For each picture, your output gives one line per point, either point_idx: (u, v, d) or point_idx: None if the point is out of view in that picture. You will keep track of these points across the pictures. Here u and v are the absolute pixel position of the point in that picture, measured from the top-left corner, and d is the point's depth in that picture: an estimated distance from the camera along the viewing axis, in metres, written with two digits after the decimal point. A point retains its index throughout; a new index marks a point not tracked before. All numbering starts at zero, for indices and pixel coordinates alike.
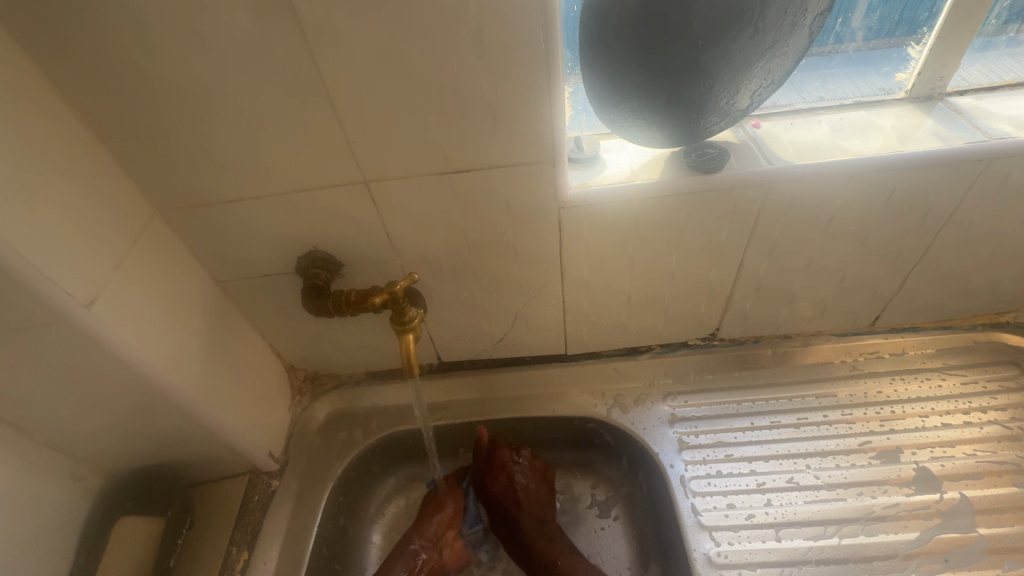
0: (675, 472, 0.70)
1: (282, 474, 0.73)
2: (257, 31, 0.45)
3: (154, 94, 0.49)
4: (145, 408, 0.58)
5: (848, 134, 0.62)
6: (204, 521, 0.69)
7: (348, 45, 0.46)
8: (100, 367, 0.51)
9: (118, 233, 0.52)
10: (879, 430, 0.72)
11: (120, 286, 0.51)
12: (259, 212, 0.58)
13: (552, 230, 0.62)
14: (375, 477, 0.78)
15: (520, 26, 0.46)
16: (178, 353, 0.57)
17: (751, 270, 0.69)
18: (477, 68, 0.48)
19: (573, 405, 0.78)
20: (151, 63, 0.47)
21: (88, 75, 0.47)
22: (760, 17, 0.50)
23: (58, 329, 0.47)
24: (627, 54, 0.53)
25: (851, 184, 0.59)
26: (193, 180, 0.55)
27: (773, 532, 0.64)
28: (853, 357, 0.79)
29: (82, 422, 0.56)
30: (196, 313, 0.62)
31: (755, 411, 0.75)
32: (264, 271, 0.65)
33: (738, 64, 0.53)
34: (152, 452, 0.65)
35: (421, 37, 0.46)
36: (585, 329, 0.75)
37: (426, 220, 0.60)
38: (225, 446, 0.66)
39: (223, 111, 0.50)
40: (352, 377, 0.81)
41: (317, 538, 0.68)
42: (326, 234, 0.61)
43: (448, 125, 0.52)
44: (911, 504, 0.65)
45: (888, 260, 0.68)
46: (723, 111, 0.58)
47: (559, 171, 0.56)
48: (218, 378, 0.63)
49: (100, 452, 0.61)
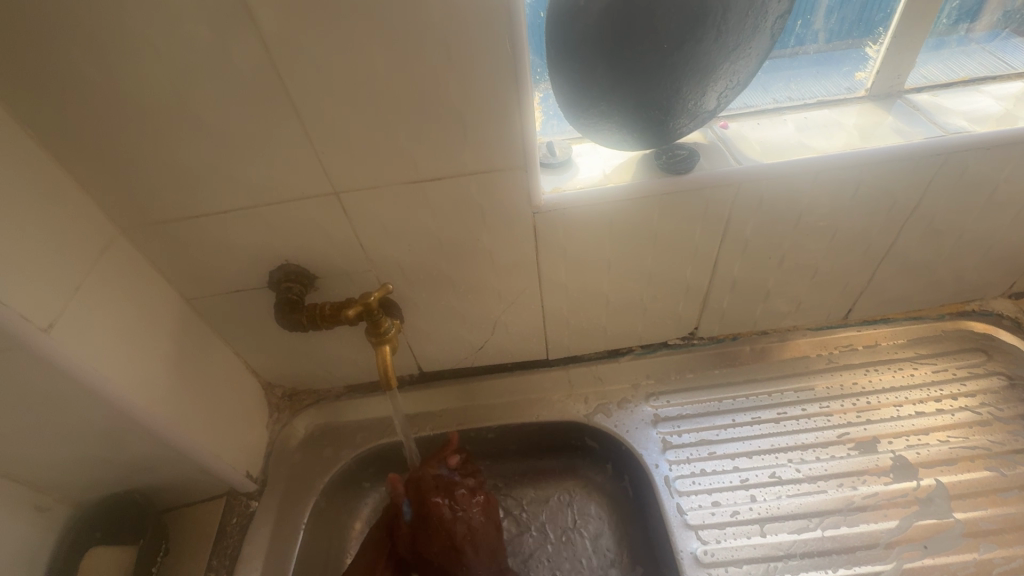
0: (660, 472, 0.70)
1: (261, 495, 0.71)
2: (217, 42, 0.44)
3: (113, 110, 0.47)
4: (113, 433, 0.56)
5: (813, 132, 0.63)
6: (180, 547, 0.67)
7: (312, 54, 0.46)
8: (63, 393, 0.49)
9: (79, 254, 0.51)
10: (856, 421, 0.73)
11: (82, 308, 0.49)
12: (227, 227, 0.57)
13: (528, 235, 0.62)
14: (358, 493, 0.77)
15: (486, 34, 0.46)
16: (146, 375, 0.55)
17: (726, 269, 0.70)
18: (444, 76, 0.48)
19: (555, 409, 0.78)
20: (108, 78, 0.45)
21: (41, 92, 0.46)
22: (722, 19, 0.51)
23: (15, 355, 0.45)
24: (595, 58, 0.53)
25: (817, 183, 0.61)
26: (157, 197, 0.54)
27: (759, 527, 0.65)
28: (828, 350, 0.80)
29: (45, 451, 0.54)
30: (165, 333, 0.60)
31: (736, 408, 0.76)
32: (236, 287, 0.63)
33: (704, 66, 0.54)
34: (123, 479, 0.63)
35: (386, 46, 0.46)
36: (565, 333, 0.76)
37: (400, 230, 0.59)
38: (199, 468, 0.64)
39: (186, 127, 0.49)
40: (331, 392, 0.80)
41: (298, 562, 0.66)
42: (299, 248, 0.60)
43: (418, 134, 0.52)
44: (889, 493, 0.66)
45: (857, 254, 0.70)
46: (691, 113, 0.59)
47: (532, 175, 0.56)
48: (190, 399, 0.61)
49: (66, 481, 0.59)
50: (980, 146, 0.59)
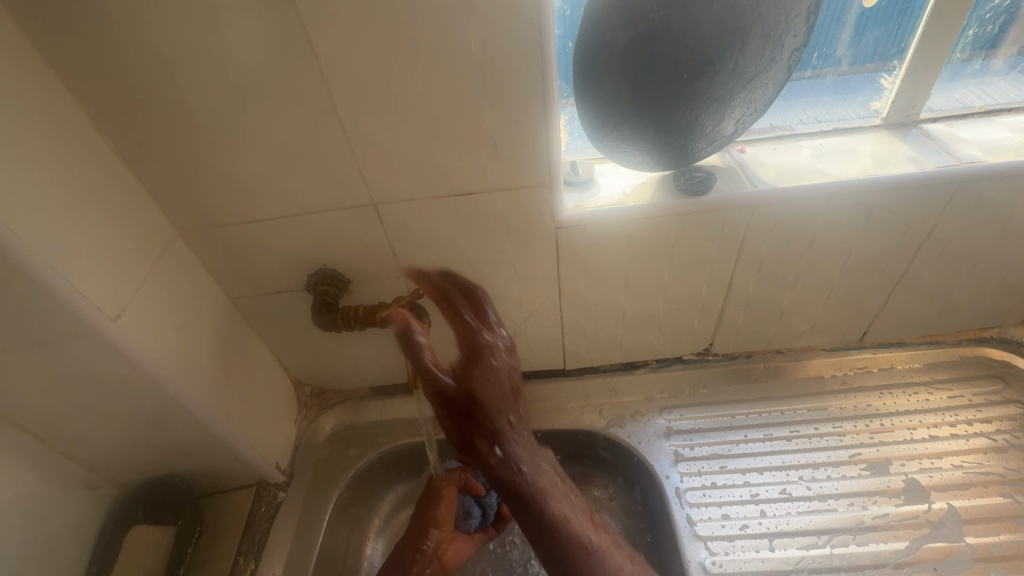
0: (671, 483, 0.72)
1: (288, 485, 0.75)
2: (278, 67, 0.49)
3: (181, 126, 0.53)
4: (161, 418, 0.60)
5: (827, 158, 0.66)
6: (212, 531, 0.71)
7: (360, 79, 0.50)
8: (122, 378, 0.54)
9: (144, 253, 0.56)
10: (869, 442, 0.74)
11: (144, 302, 0.54)
12: (273, 232, 0.62)
13: (550, 249, 0.65)
14: (378, 492, 0.80)
15: (520, 63, 0.50)
16: (194, 365, 0.60)
17: (740, 287, 0.72)
18: (479, 99, 0.52)
19: (570, 418, 0.80)
20: (180, 97, 0.51)
21: (120, 108, 0.51)
22: (740, 52, 0.54)
23: (87, 341, 0.50)
24: (619, 86, 0.57)
25: (831, 207, 0.63)
26: (212, 204, 0.59)
27: (768, 541, 0.66)
28: (843, 371, 0.81)
29: (99, 431, 0.59)
30: (211, 328, 0.65)
31: (749, 424, 0.77)
32: (276, 288, 0.68)
33: (722, 94, 0.57)
34: (164, 463, 0.67)
35: (428, 73, 0.50)
36: (583, 343, 0.79)
37: (430, 240, 0.64)
38: (234, 456, 0.69)
39: (244, 141, 0.54)
40: (356, 392, 0.85)
41: (320, 551, 0.70)
42: (336, 254, 0.65)
43: (452, 152, 0.56)
44: (901, 514, 0.67)
45: (871, 277, 0.71)
46: (710, 137, 0.62)
47: (556, 193, 0.60)
48: (230, 390, 0.66)
49: (114, 462, 0.64)
50: (993, 176, 0.61)
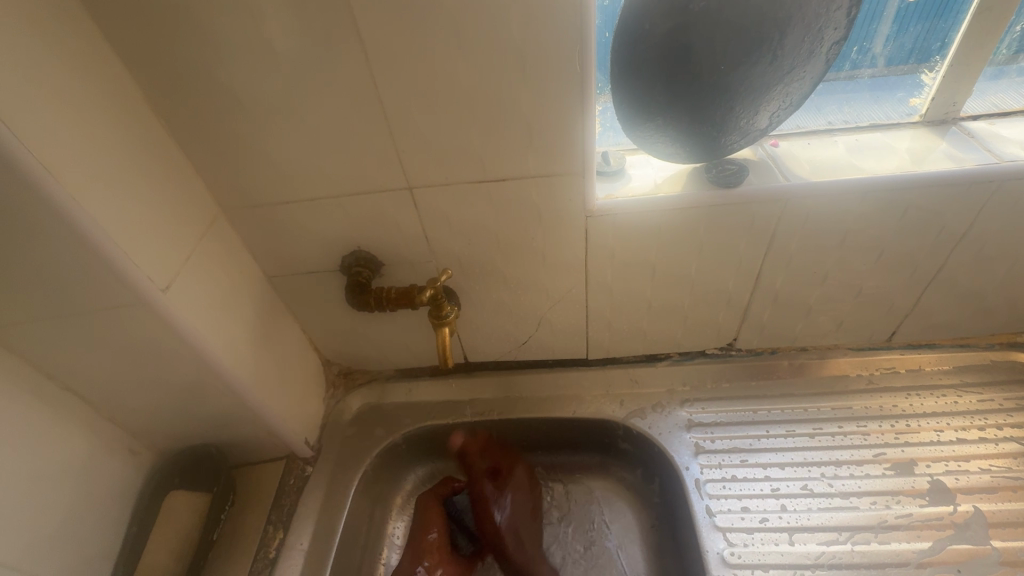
0: (691, 474, 0.73)
1: (316, 460, 0.77)
2: (325, 50, 0.50)
3: (229, 106, 0.55)
4: (200, 388, 0.63)
5: (863, 153, 0.65)
6: (243, 500, 0.73)
7: (403, 65, 0.51)
8: (167, 347, 0.56)
9: (190, 228, 0.58)
10: (894, 442, 0.73)
11: (190, 275, 0.57)
12: (311, 213, 0.64)
13: (580, 237, 0.66)
14: (401, 471, 0.83)
15: (559, 51, 0.50)
16: (232, 339, 0.62)
17: (768, 282, 0.72)
18: (517, 86, 0.53)
19: (591, 407, 0.81)
20: (229, 78, 0.52)
21: (172, 87, 0.53)
22: (779, 44, 0.54)
23: (137, 310, 0.52)
24: (655, 76, 0.57)
25: (865, 203, 0.62)
26: (255, 184, 0.61)
27: (787, 535, 0.66)
28: (869, 370, 0.80)
29: (143, 398, 0.62)
30: (249, 304, 0.67)
31: (771, 420, 0.77)
32: (312, 269, 0.70)
33: (759, 87, 0.58)
34: (200, 433, 0.70)
35: (470, 59, 0.51)
36: (607, 333, 0.80)
37: (462, 225, 0.65)
38: (266, 429, 0.71)
39: (288, 123, 0.56)
40: (382, 373, 0.87)
41: (345, 524, 0.72)
42: (371, 237, 0.66)
43: (488, 138, 0.57)
44: (925, 515, 0.66)
45: (903, 276, 0.71)
46: (744, 131, 0.62)
47: (588, 182, 0.60)
48: (264, 365, 0.68)
49: (155, 429, 0.66)
50: None
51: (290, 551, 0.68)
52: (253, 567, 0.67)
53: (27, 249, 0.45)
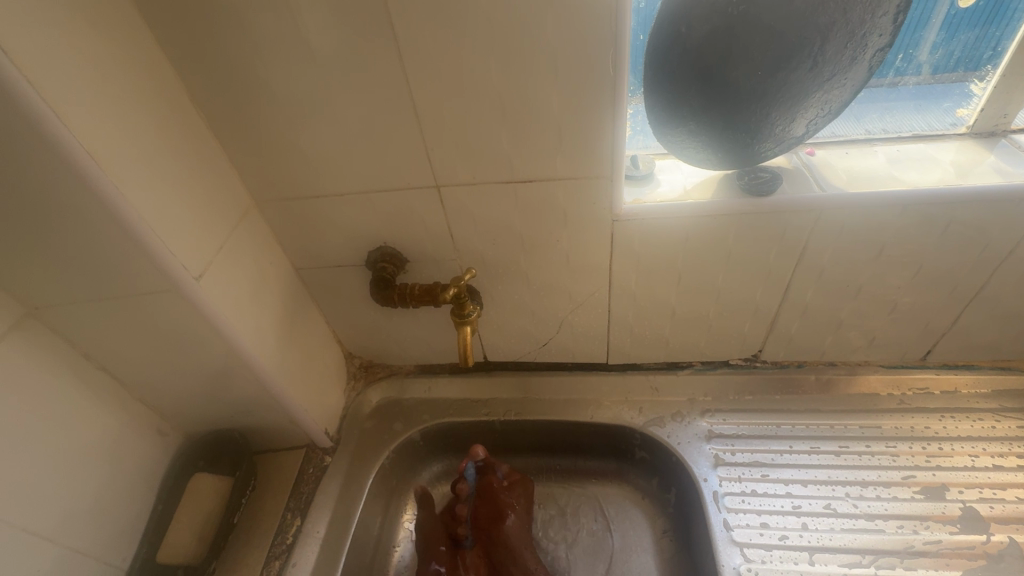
0: (709, 486, 0.71)
1: (335, 451, 0.79)
2: (361, 48, 0.51)
3: (265, 101, 0.56)
4: (227, 375, 0.64)
5: (904, 165, 0.63)
6: (263, 486, 0.75)
7: (436, 64, 0.52)
8: (198, 333, 0.58)
9: (224, 219, 0.60)
10: (925, 465, 0.70)
11: (222, 264, 0.58)
12: (340, 208, 0.65)
13: (605, 240, 0.65)
14: (417, 466, 0.84)
15: (593, 52, 0.50)
16: (260, 327, 0.64)
17: (798, 294, 0.70)
18: (549, 88, 0.53)
19: (610, 412, 0.81)
20: (267, 74, 0.53)
21: (212, 81, 0.55)
22: (819, 51, 0.53)
23: (171, 296, 0.53)
24: (689, 80, 0.57)
25: (904, 216, 0.60)
26: (288, 177, 0.62)
27: (807, 555, 0.64)
28: (900, 390, 0.78)
29: (173, 381, 0.64)
30: (276, 295, 0.68)
31: (795, 435, 0.75)
32: (338, 263, 0.71)
33: (797, 94, 0.56)
34: (225, 418, 0.72)
35: (503, 60, 0.51)
36: (628, 339, 0.79)
37: (487, 224, 0.65)
38: (288, 417, 0.73)
39: (321, 118, 0.56)
40: (402, 368, 0.88)
41: (361, 515, 0.73)
42: (397, 233, 0.67)
43: (517, 139, 0.57)
44: (955, 543, 0.64)
45: (941, 293, 0.68)
46: (779, 138, 0.61)
47: (616, 185, 0.60)
48: (289, 355, 0.70)
49: (183, 412, 0.68)
50: None
51: (306, 539, 0.69)
52: (270, 552, 0.68)
53: (73, 233, 0.47)
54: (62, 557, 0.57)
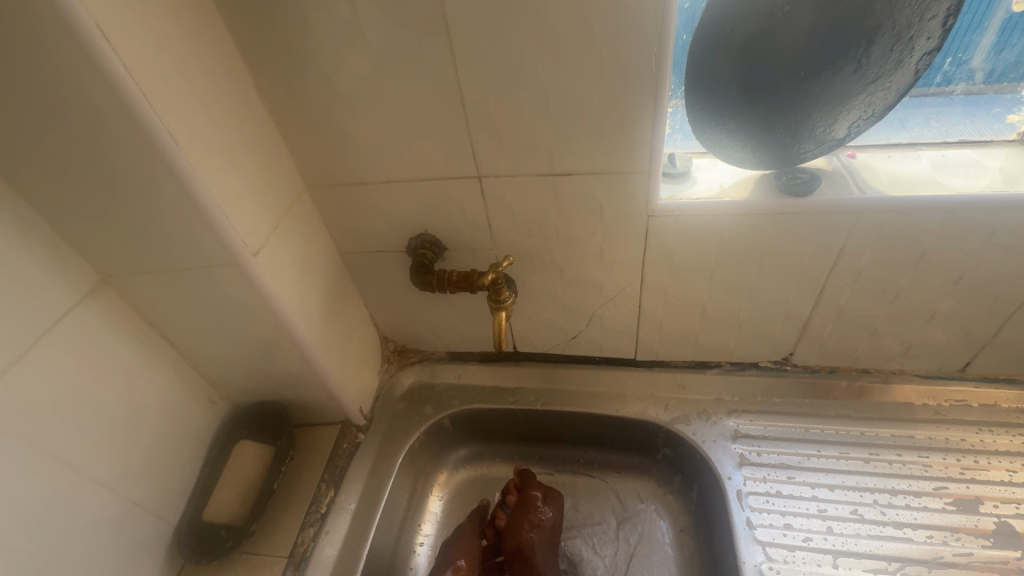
0: (733, 485, 0.72)
1: (368, 429, 0.82)
2: (415, 43, 0.54)
3: (323, 91, 0.59)
4: (274, 348, 0.68)
5: (949, 170, 0.62)
6: (300, 457, 0.79)
7: (485, 59, 0.54)
8: (251, 307, 0.62)
9: (280, 201, 0.63)
10: (959, 478, 0.69)
11: (276, 243, 0.62)
12: (385, 195, 0.68)
13: (639, 235, 0.67)
14: (444, 449, 0.87)
15: (637, 50, 0.52)
16: (306, 305, 0.68)
17: (832, 297, 0.70)
18: (593, 83, 0.54)
19: (636, 407, 0.81)
20: (326, 66, 0.57)
21: (275, 72, 0.58)
22: (864, 52, 0.53)
23: (231, 270, 0.57)
24: (731, 79, 0.57)
25: (946, 222, 0.60)
26: (339, 164, 0.66)
27: (831, 558, 0.64)
28: (937, 400, 0.76)
29: (226, 351, 0.68)
30: (322, 276, 0.72)
31: (823, 440, 0.75)
32: (380, 248, 0.75)
33: (839, 95, 0.56)
34: (269, 391, 0.76)
35: (550, 56, 0.53)
36: (657, 335, 0.80)
37: (525, 216, 0.67)
38: (327, 393, 0.76)
39: (374, 109, 0.60)
40: (434, 355, 0.91)
41: (391, 491, 0.76)
42: (438, 221, 0.70)
43: (559, 133, 0.59)
44: (987, 556, 0.62)
45: (984, 303, 0.67)
46: (820, 139, 0.61)
47: (653, 181, 0.61)
48: (330, 333, 0.73)
49: (232, 381, 0.73)
50: None
51: (339, 509, 0.73)
52: (306, 519, 0.72)
53: (150, 207, 0.51)
54: (122, 507, 0.62)
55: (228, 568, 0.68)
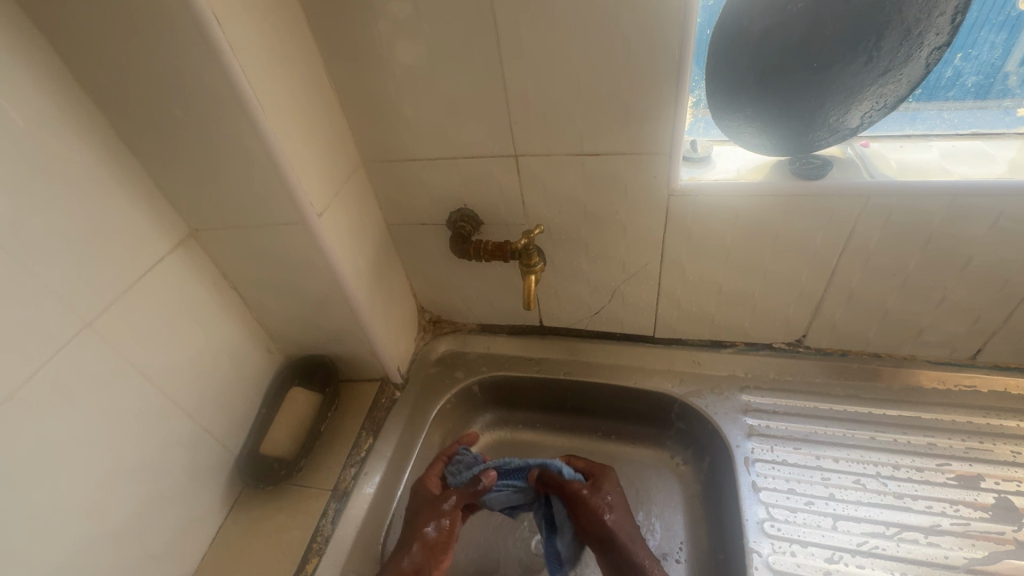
0: (741, 452, 0.76)
1: (404, 387, 0.90)
2: (466, 33, 0.61)
3: (383, 76, 0.67)
4: (328, 305, 0.77)
5: (958, 160, 0.66)
6: (343, 408, 0.88)
7: (527, 48, 0.61)
8: (312, 264, 0.71)
9: (340, 173, 0.72)
10: (962, 456, 0.72)
11: (336, 209, 0.71)
12: (431, 171, 0.76)
13: (660, 214, 0.73)
14: (473, 412, 0.94)
15: (663, 40, 0.58)
16: (358, 267, 0.76)
17: (843, 279, 0.74)
18: (623, 71, 0.61)
19: (652, 380, 0.87)
20: (387, 53, 0.65)
21: (343, 58, 0.67)
22: (875, 46, 0.58)
23: (299, 228, 0.66)
24: (749, 70, 0.63)
25: (952, 207, 0.63)
26: (392, 142, 0.74)
27: (831, 521, 0.68)
28: (945, 385, 0.79)
29: (287, 304, 0.77)
30: (372, 243, 0.81)
31: (831, 416, 0.79)
32: (423, 221, 0.83)
33: (851, 85, 0.61)
34: (319, 346, 0.85)
35: (585, 46, 0.60)
36: (675, 313, 0.85)
37: (556, 193, 0.74)
38: (370, 351, 0.85)
39: (426, 92, 0.67)
40: (466, 326, 0.99)
41: (424, 442, 0.84)
42: (476, 197, 0.77)
43: (591, 115, 0.65)
44: (983, 527, 0.66)
45: (993, 288, 0.70)
46: (834, 128, 0.66)
47: (674, 162, 0.67)
48: (376, 295, 0.82)
49: (289, 334, 0.82)
50: None
51: (377, 453, 0.81)
52: (347, 460, 0.81)
53: (238, 169, 0.60)
54: (197, 432, 0.71)
55: (282, 496, 0.77)
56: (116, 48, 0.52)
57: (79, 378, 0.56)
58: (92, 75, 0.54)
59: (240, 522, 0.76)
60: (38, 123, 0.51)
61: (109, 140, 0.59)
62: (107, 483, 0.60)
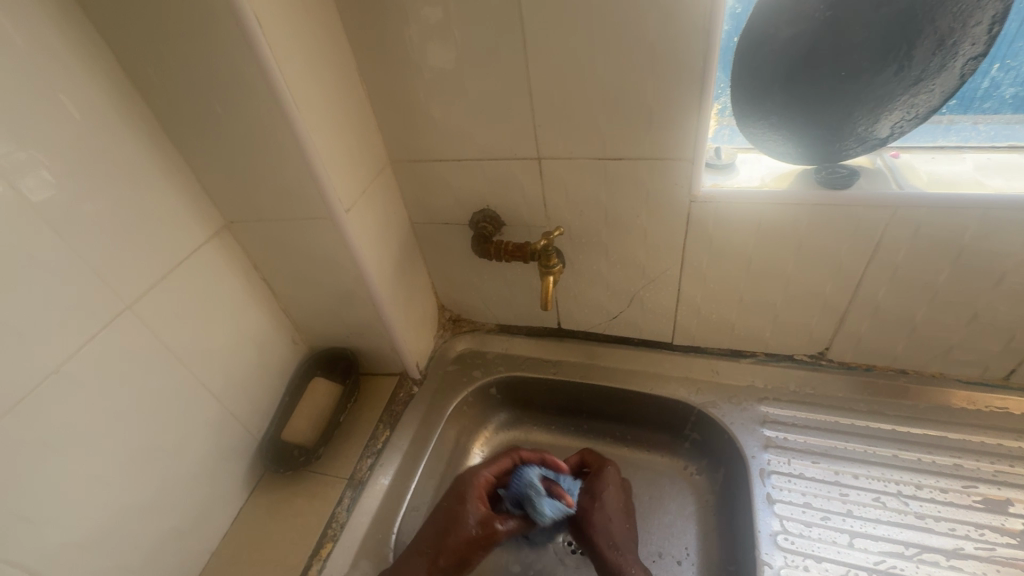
0: (757, 463, 0.75)
1: (422, 383, 0.92)
2: (494, 37, 0.63)
3: (413, 78, 0.69)
4: (351, 298, 0.79)
5: (992, 174, 0.64)
6: (363, 400, 0.90)
7: (553, 53, 0.62)
8: (337, 258, 0.73)
9: (368, 171, 0.75)
10: (991, 479, 0.69)
11: (363, 206, 0.73)
12: (456, 172, 0.78)
13: (681, 220, 0.73)
14: (488, 410, 0.95)
15: (688, 47, 0.58)
16: (382, 262, 0.78)
17: (869, 291, 0.72)
18: (647, 76, 0.61)
19: (669, 387, 0.86)
20: (417, 56, 0.67)
21: (375, 61, 0.69)
22: (906, 55, 0.57)
23: (326, 223, 0.68)
24: (774, 78, 0.63)
25: (986, 221, 0.61)
26: (419, 143, 0.76)
27: (848, 538, 0.67)
28: (974, 405, 0.76)
29: (313, 296, 0.80)
30: (396, 240, 0.83)
31: (852, 432, 0.77)
32: (447, 221, 0.85)
33: (881, 94, 0.60)
34: (342, 338, 0.88)
35: (610, 52, 0.61)
36: (695, 320, 0.85)
37: (577, 197, 0.75)
38: (390, 346, 0.87)
39: (454, 94, 0.69)
40: (485, 326, 1.01)
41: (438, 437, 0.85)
42: (499, 198, 0.79)
43: (614, 120, 0.66)
44: (1010, 554, 0.63)
45: None
46: (861, 138, 0.65)
47: (696, 169, 0.67)
48: (398, 291, 0.84)
49: (315, 326, 0.85)
50: None
51: (393, 446, 0.83)
52: (364, 450, 0.83)
53: (272, 164, 0.63)
54: (223, 416, 0.74)
55: (300, 482, 0.80)
56: (166, 48, 0.55)
57: (118, 356, 0.60)
58: (144, 74, 0.58)
59: (259, 505, 0.79)
60: (92, 116, 0.55)
61: (155, 136, 0.62)
62: (139, 457, 0.63)
